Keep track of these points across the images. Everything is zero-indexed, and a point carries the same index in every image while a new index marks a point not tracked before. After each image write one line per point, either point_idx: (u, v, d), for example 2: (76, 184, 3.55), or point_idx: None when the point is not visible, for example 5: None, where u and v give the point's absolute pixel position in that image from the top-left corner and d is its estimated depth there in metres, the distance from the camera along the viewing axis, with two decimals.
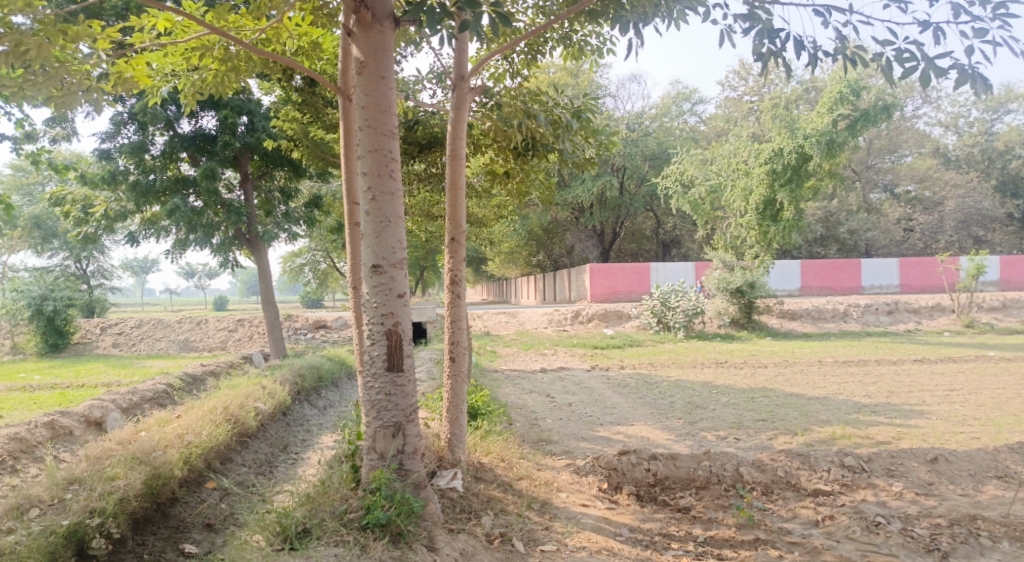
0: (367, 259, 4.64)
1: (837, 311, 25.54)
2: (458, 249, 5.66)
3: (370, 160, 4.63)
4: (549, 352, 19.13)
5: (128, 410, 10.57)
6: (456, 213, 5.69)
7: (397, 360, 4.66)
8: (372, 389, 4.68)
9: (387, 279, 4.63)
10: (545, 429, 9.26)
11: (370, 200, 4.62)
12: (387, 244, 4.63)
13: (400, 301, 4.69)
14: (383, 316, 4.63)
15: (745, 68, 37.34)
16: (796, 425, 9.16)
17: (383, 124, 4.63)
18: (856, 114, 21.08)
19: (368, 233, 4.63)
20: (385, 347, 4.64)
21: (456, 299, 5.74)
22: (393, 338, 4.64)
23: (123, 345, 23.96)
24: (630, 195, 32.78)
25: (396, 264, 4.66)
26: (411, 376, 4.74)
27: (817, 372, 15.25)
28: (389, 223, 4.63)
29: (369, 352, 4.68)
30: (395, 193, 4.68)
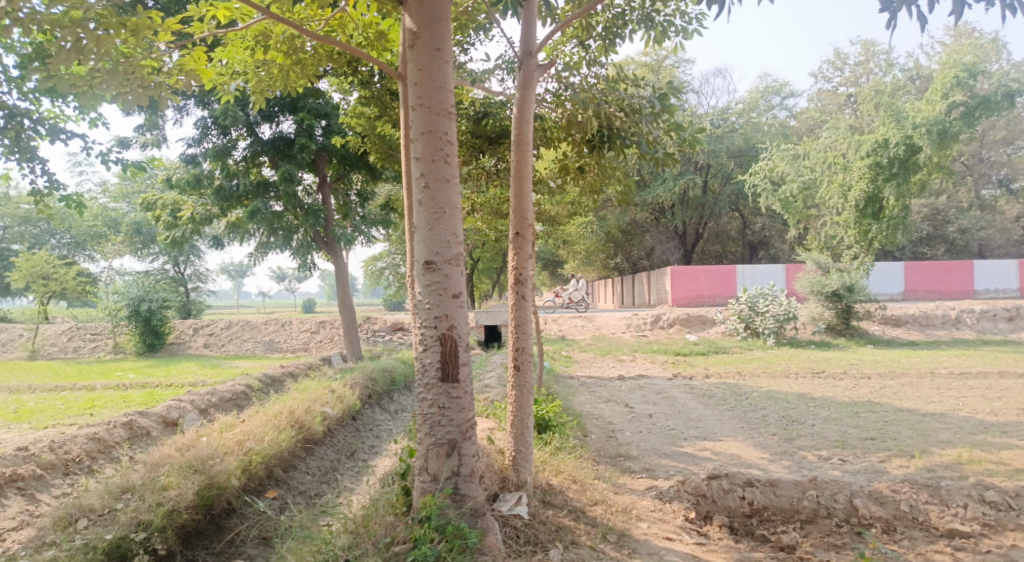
0: (418, 256, 4.18)
1: (947, 317, 23.54)
2: (523, 244, 5.13)
3: (423, 143, 4.18)
4: (629, 358, 18.33)
5: (205, 410, 10.49)
6: (521, 205, 5.16)
7: (453, 371, 4.18)
8: (425, 404, 4.22)
9: (440, 276, 4.15)
10: (624, 443, 8.57)
11: (422, 189, 4.17)
12: (441, 238, 4.16)
13: (457, 302, 4.20)
14: (436, 321, 4.16)
15: (840, 58, 35.30)
16: (912, 446, 8.14)
17: (437, 102, 4.18)
18: (974, 101, 19.56)
19: (420, 225, 4.17)
20: (439, 356, 4.17)
21: (523, 300, 5.20)
22: (448, 346, 4.16)
23: (213, 345, 24.62)
24: (715, 194, 31.41)
25: (451, 260, 4.17)
26: (467, 389, 4.24)
27: (928, 384, 13.89)
28: (444, 214, 4.16)
29: (422, 360, 4.23)
30: (451, 179, 4.21)
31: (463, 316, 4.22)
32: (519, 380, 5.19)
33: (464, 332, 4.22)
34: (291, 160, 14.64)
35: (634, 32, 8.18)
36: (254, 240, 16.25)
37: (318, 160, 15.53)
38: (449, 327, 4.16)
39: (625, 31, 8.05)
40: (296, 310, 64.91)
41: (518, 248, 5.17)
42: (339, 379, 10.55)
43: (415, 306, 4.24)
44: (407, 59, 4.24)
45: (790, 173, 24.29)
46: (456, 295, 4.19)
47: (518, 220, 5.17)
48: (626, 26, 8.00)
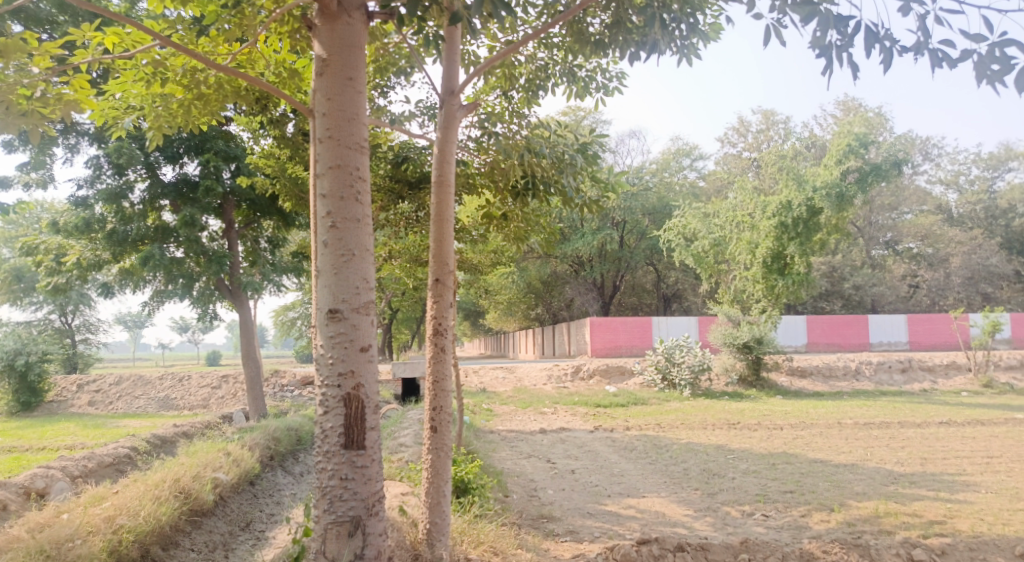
0: (322, 305, 3.77)
1: (849, 368, 24.51)
2: (443, 293, 4.79)
3: (331, 178, 3.82)
4: (549, 411, 18.03)
5: (77, 479, 9.41)
6: (441, 250, 4.84)
7: (358, 437, 3.74)
8: (324, 476, 3.74)
9: (347, 328, 3.74)
10: (545, 503, 8.17)
11: (329, 229, 3.79)
12: (349, 284, 3.77)
13: (366, 357, 3.78)
14: (340, 380, 3.73)
15: (744, 124, 37.28)
16: (830, 499, 8.13)
17: (348, 134, 3.86)
18: (867, 168, 20.70)
19: (325, 270, 3.78)
20: (343, 421, 3.73)
21: (442, 355, 4.83)
22: (353, 410, 3.73)
23: (100, 404, 22.73)
24: (629, 249, 32.04)
25: (359, 309, 3.78)
26: (374, 458, 3.81)
27: (837, 435, 14.19)
28: (353, 258, 3.78)
29: (323, 425, 3.77)
30: (362, 220, 3.85)
31: (371, 374, 3.81)
32: (435, 442, 4.77)
33: (372, 391, 3.80)
34: (194, 204, 13.77)
35: (557, 85, 8.11)
36: (152, 288, 15.21)
37: (226, 205, 14.70)
38: (356, 387, 3.73)
39: (549, 85, 7.94)
40: (201, 362, 61.64)
41: (438, 297, 4.82)
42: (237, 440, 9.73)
43: (317, 361, 3.80)
44: (316, 89, 3.93)
45: (702, 230, 25.08)
46: (363, 350, 3.78)
47: (438, 267, 4.83)
48: (549, 79, 7.89)
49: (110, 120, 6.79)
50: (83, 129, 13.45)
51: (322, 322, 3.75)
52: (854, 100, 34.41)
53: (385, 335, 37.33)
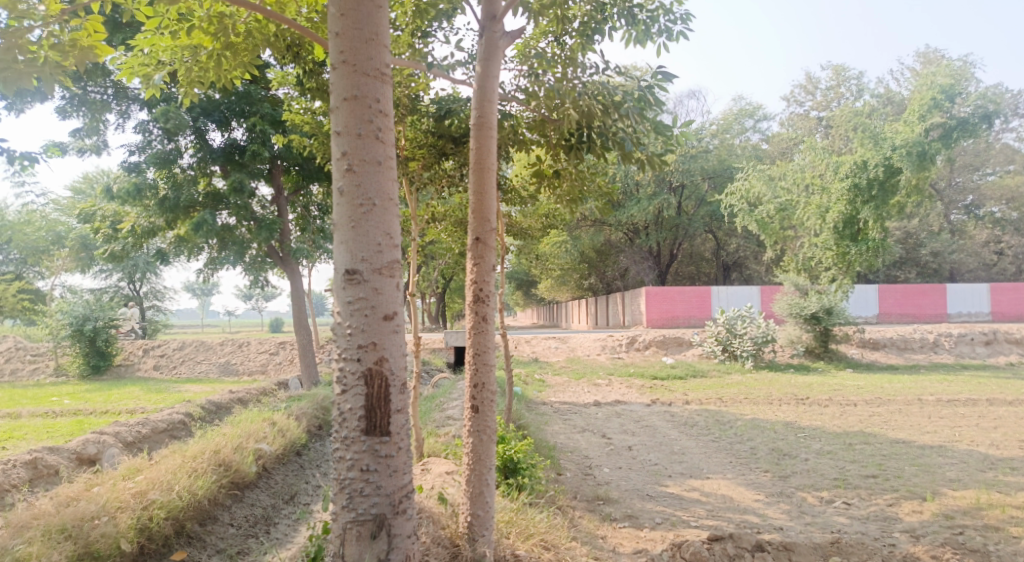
0: (337, 264, 3.32)
1: (926, 341, 23.07)
2: (484, 253, 4.25)
3: (346, 111, 3.37)
4: (604, 382, 17.45)
5: (130, 445, 9.30)
6: (482, 203, 4.28)
7: (382, 422, 3.27)
8: (343, 467, 3.28)
9: (365, 291, 3.28)
10: (602, 483, 7.63)
11: (345, 174, 3.34)
12: (368, 238, 3.30)
13: (390, 327, 3.31)
14: (359, 356, 3.27)
15: (812, 82, 35.27)
16: (921, 487, 7.36)
17: (366, 59, 3.39)
18: (952, 123, 19.10)
19: (341, 223, 3.33)
20: (364, 404, 3.26)
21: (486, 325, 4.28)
22: (377, 392, 3.27)
23: (164, 368, 23.17)
24: (688, 216, 30.83)
25: (380, 270, 3.31)
26: (401, 447, 3.33)
27: (918, 412, 13.20)
28: (373, 207, 3.32)
29: (341, 407, 3.31)
30: (382, 163, 3.38)
31: (396, 346, 3.34)
32: (477, 424, 4.26)
33: (398, 366, 3.33)
34: (243, 169, 13.52)
35: (614, 28, 7.34)
36: (205, 255, 15.16)
37: (274, 170, 14.50)
38: (377, 363, 3.27)
39: (606, 28, 7.18)
40: (264, 327, 63.35)
41: (480, 257, 4.26)
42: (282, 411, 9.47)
43: (333, 330, 3.35)
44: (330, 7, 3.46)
45: (767, 194, 23.76)
46: (387, 318, 3.30)
47: (480, 223, 4.27)
48: (606, 21, 7.12)
49: (141, 77, 6.40)
50: (134, 95, 13.29)
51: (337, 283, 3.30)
52: (935, 54, 32.02)
53: (440, 303, 37.23)
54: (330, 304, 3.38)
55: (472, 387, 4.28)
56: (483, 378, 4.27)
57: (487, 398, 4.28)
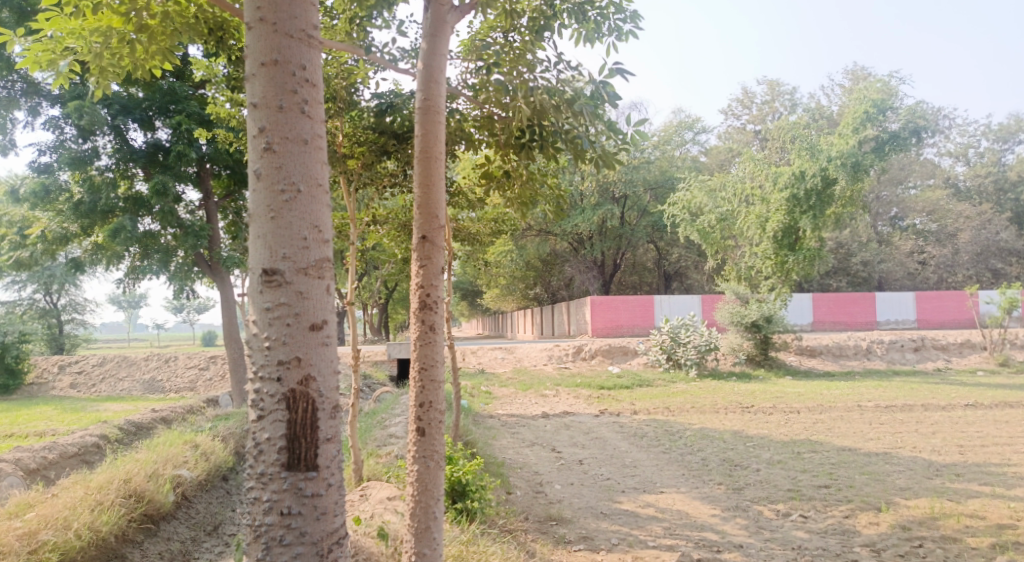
0: (254, 262, 2.86)
1: (860, 347, 23.59)
2: (432, 253, 3.82)
3: (265, 79, 2.95)
4: (550, 393, 17.12)
5: (32, 473, 8.43)
6: (428, 198, 3.87)
7: (307, 454, 2.81)
8: (259, 511, 2.80)
9: (286, 293, 2.82)
10: (553, 501, 7.25)
11: (263, 155, 2.90)
12: (291, 231, 2.86)
13: (318, 339, 2.86)
14: (279, 376, 2.80)
15: (748, 96, 36.09)
16: (875, 497, 7.23)
17: (289, 19, 2.99)
18: (885, 136, 19.95)
19: (259, 212, 2.88)
20: (285, 434, 2.79)
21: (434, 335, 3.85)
22: (302, 421, 2.80)
23: (82, 386, 21.75)
24: (630, 226, 30.94)
25: (305, 270, 2.86)
26: (330, 484, 2.87)
27: (860, 419, 13.30)
28: (298, 193, 2.88)
29: (257, 436, 2.83)
30: (309, 142, 2.95)
31: (325, 362, 2.89)
32: (422, 448, 3.81)
33: (327, 387, 2.88)
34: (167, 171, 12.70)
35: (563, 26, 7.04)
36: (126, 263, 14.24)
37: (202, 173, 13.71)
38: (302, 383, 2.81)
39: (555, 25, 6.86)
40: (194, 343, 60.89)
41: (429, 257, 3.85)
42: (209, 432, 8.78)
43: (250, 343, 2.88)
44: None
45: (708, 204, 23.99)
46: (314, 327, 2.85)
47: (428, 219, 3.86)
48: (556, 17, 6.82)
49: (44, 64, 5.76)
50: (46, 92, 12.32)
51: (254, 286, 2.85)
52: (863, 71, 33.17)
53: (382, 315, 36.42)
54: (246, 311, 2.91)
55: (418, 406, 3.84)
56: (431, 395, 3.83)
57: (434, 419, 3.85)
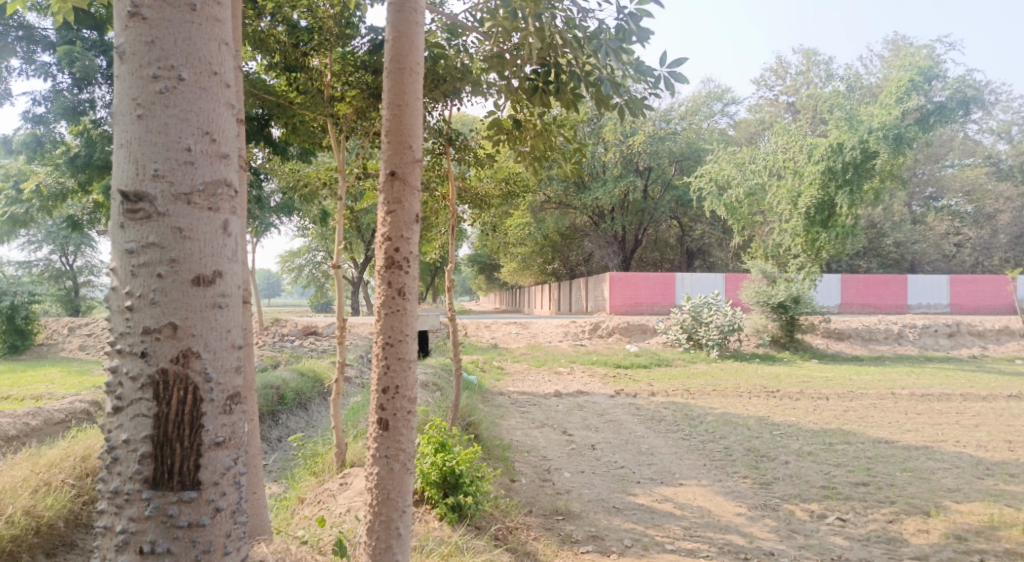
0: (113, 182, 2.03)
1: (890, 331, 22.60)
2: (402, 196, 3.21)
3: None
4: (565, 370, 16.44)
5: (9, 440, 7.92)
6: (399, 125, 3.23)
7: (182, 467, 1.97)
8: (111, 547, 1.98)
9: (158, 228, 1.98)
10: (561, 492, 6.59)
11: (128, 23, 2.05)
12: (166, 135, 2.01)
13: (207, 299, 2.01)
14: (145, 353, 1.97)
15: (782, 67, 34.75)
16: (923, 499, 6.48)
17: None
18: (930, 107, 19.04)
19: (122, 108, 2.04)
20: (150, 439, 1.96)
21: (405, 299, 3.22)
22: (177, 421, 1.97)
23: (92, 347, 21.44)
24: (654, 201, 29.91)
25: (184, 196, 2.00)
26: (219, 510, 2.02)
27: (894, 407, 12.48)
28: (179, 83, 2.02)
29: (114, 443, 2.00)
30: (197, 10, 2.07)
31: (216, 332, 2.03)
32: (385, 444, 3.20)
33: (219, 373, 2.02)
34: None
35: None
36: None
37: None
38: (177, 362, 1.97)
39: None
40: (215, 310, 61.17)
41: (401, 198, 3.22)
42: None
43: (111, 301, 2.06)
44: None
45: (736, 178, 22.94)
46: (199, 280, 2.00)
47: (399, 152, 3.23)
48: None
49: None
50: (41, 39, 11.56)
51: (117, 216, 2.02)
52: (903, 42, 31.65)
53: None
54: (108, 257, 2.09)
55: (380, 393, 3.23)
56: (399, 376, 3.21)
57: (403, 408, 3.23)
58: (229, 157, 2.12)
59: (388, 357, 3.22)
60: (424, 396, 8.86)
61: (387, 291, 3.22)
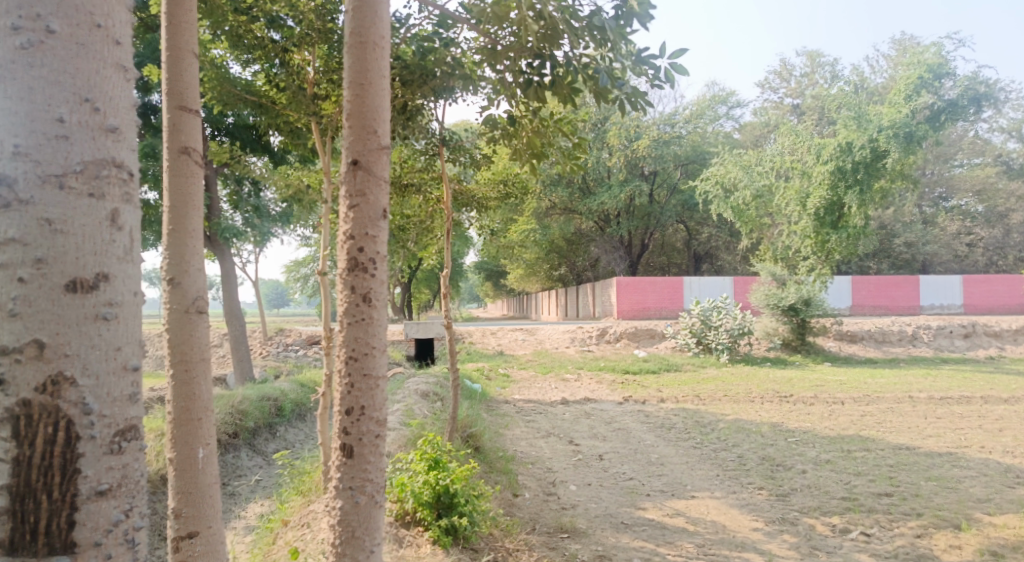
0: None
1: (904, 333, 22.12)
2: (366, 189, 2.90)
3: None
4: (572, 377, 16.09)
5: None
6: (363, 108, 2.94)
7: (54, 527, 1.55)
8: None
9: (19, 219, 1.57)
10: (567, 508, 6.24)
11: None
12: (30, 100, 1.61)
13: (85, 310, 1.62)
14: (2, 382, 1.54)
15: (786, 68, 34.45)
16: (952, 511, 6.09)
17: None
18: (942, 104, 18.55)
19: None
20: (6, 492, 1.50)
21: (371, 306, 2.89)
22: (43, 467, 1.54)
23: None
24: (660, 205, 29.53)
25: (53, 174, 1.60)
26: None
27: (913, 411, 12.05)
28: (48, 36, 1.64)
29: None
30: None
31: (97, 350, 1.64)
32: (349, 473, 2.87)
33: (100, 404, 1.63)
34: None
35: None
36: None
37: None
38: (45, 391, 1.55)
39: None
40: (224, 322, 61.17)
41: (365, 190, 2.91)
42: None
43: None
44: None
45: (743, 180, 22.56)
46: (76, 285, 1.61)
47: (362, 139, 2.92)
48: None
49: None
50: None
51: None
52: (910, 40, 31.26)
53: (405, 294, 35.71)
54: None
55: (344, 414, 2.89)
56: (365, 395, 2.88)
57: (370, 432, 2.90)
58: (119, 132, 1.75)
59: (352, 372, 2.88)
60: (424, 406, 8.50)
61: (350, 296, 2.88)
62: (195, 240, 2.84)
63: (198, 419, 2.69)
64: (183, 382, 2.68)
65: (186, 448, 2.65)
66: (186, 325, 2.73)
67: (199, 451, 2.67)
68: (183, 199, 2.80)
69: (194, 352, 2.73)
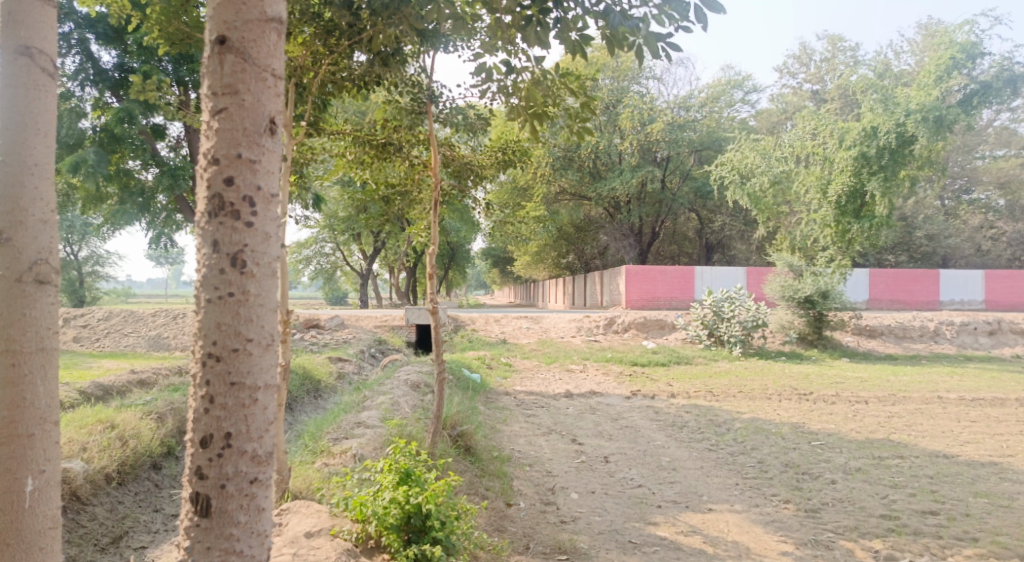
0: None
1: (926, 329, 21.16)
2: (236, 85, 2.24)
3: None
4: (578, 368, 15.26)
5: None
6: None
7: None
8: None
9: None
10: (566, 521, 5.45)
11: None
12: None
13: None
14: None
15: (806, 53, 33.30)
16: (1011, 538, 5.25)
17: None
18: (975, 86, 17.75)
19: None
20: None
21: (244, 272, 2.19)
22: None
23: (85, 342, 19.91)
24: (672, 191, 28.48)
25: None
26: None
27: (943, 413, 11.17)
28: None
29: None
30: None
31: None
32: (204, 541, 2.15)
33: None
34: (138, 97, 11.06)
35: None
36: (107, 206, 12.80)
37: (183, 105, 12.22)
38: None
39: None
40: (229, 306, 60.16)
41: (238, 85, 2.24)
42: (145, 419, 7.07)
43: None
44: None
45: (760, 165, 21.55)
46: None
47: (235, 10, 2.27)
48: None
49: None
50: None
51: None
52: (937, 25, 30.04)
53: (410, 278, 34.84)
54: None
55: (199, 448, 2.17)
56: (233, 418, 2.17)
57: (241, 477, 2.19)
58: None
59: (214, 380, 2.17)
60: (412, 401, 7.72)
61: (214, 254, 2.19)
62: (36, 176, 2.41)
63: (27, 437, 2.35)
64: (8, 383, 2.31)
65: (8, 479, 2.32)
66: (17, 300, 2.34)
67: (26, 484, 2.35)
68: (22, 121, 2.40)
69: (25, 338, 2.34)
